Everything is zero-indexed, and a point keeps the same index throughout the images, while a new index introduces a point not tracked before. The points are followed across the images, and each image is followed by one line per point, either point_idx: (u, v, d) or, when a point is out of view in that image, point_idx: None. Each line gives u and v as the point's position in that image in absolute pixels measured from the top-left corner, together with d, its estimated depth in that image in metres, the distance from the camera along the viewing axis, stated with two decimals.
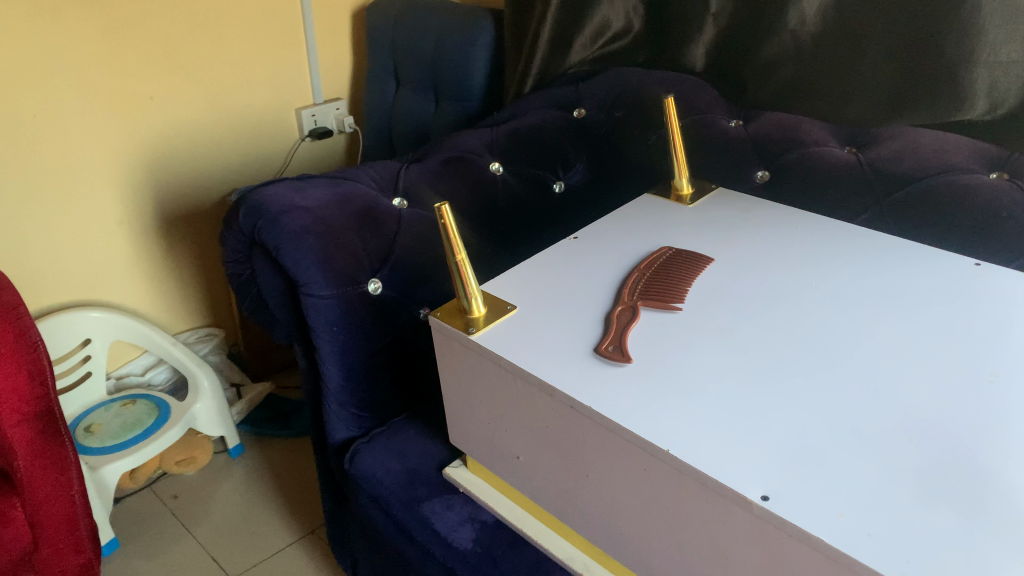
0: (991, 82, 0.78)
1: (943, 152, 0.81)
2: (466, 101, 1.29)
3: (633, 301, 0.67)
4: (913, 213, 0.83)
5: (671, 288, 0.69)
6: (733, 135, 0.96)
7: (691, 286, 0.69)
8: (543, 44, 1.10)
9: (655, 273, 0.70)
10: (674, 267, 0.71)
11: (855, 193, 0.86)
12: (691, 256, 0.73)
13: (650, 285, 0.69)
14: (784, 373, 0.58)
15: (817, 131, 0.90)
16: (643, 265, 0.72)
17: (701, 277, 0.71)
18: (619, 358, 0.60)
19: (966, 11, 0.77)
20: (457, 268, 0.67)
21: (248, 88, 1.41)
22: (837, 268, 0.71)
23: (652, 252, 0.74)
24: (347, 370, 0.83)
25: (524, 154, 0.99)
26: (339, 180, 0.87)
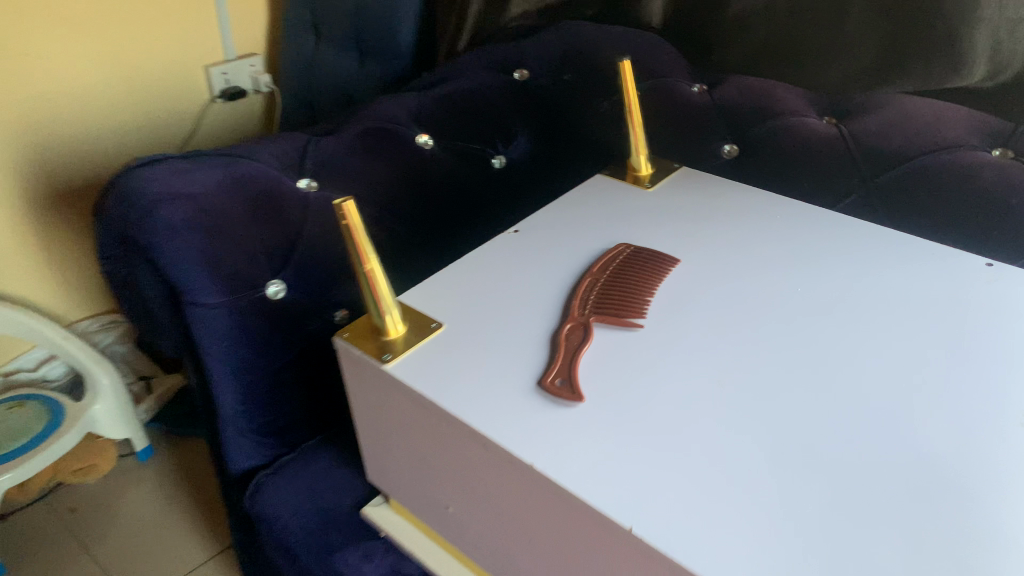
0: (994, 41, 0.68)
1: (938, 123, 0.70)
2: (394, 58, 1.14)
3: (586, 317, 0.55)
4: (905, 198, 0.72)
5: (631, 298, 0.57)
6: (697, 103, 0.84)
7: (654, 294, 0.58)
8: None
9: (611, 279, 0.58)
10: (633, 271, 0.59)
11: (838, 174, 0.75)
12: (653, 255, 0.61)
13: (606, 297, 0.57)
14: (768, 412, 0.47)
15: (793, 98, 0.79)
16: (596, 269, 0.60)
17: (666, 282, 0.59)
18: (569, 395, 0.49)
19: None
20: (366, 279, 0.54)
21: (146, 42, 1.22)
22: (822, 269, 0.59)
23: (607, 253, 0.62)
24: (245, 390, 0.70)
25: (455, 123, 0.86)
26: (233, 158, 0.72)
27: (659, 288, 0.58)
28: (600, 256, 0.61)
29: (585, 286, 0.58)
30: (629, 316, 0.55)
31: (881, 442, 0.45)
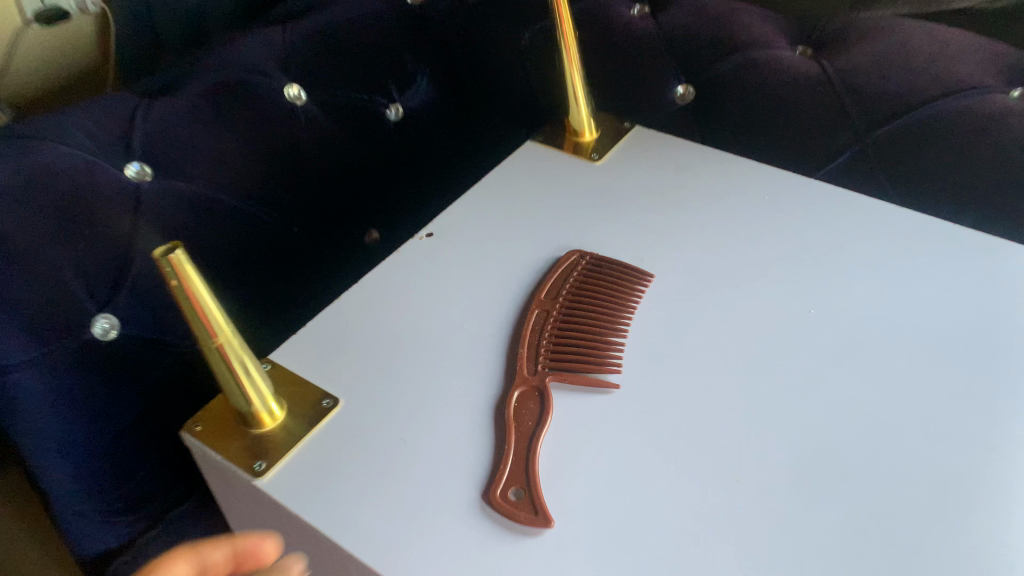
0: None
1: (947, 59, 0.55)
2: None
3: (541, 378, 0.41)
4: (911, 156, 0.56)
5: (594, 344, 0.43)
6: (639, 31, 0.64)
7: (624, 333, 0.44)
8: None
9: (564, 318, 0.44)
10: (596, 297, 0.45)
11: (825, 126, 0.58)
12: (618, 270, 0.47)
13: (565, 340, 0.43)
14: (793, 511, 0.36)
15: (759, 23, 0.61)
16: (543, 298, 0.45)
17: (640, 308, 0.45)
18: (536, 520, 0.35)
19: None
20: (218, 357, 0.37)
21: None
22: (833, 273, 0.46)
23: (561, 266, 0.47)
24: (83, 465, 0.51)
25: (335, 70, 0.64)
26: (16, 140, 0.49)
27: (635, 316, 0.45)
28: (551, 272, 0.47)
29: (537, 320, 0.44)
30: (603, 365, 0.42)
31: (937, 533, 0.34)
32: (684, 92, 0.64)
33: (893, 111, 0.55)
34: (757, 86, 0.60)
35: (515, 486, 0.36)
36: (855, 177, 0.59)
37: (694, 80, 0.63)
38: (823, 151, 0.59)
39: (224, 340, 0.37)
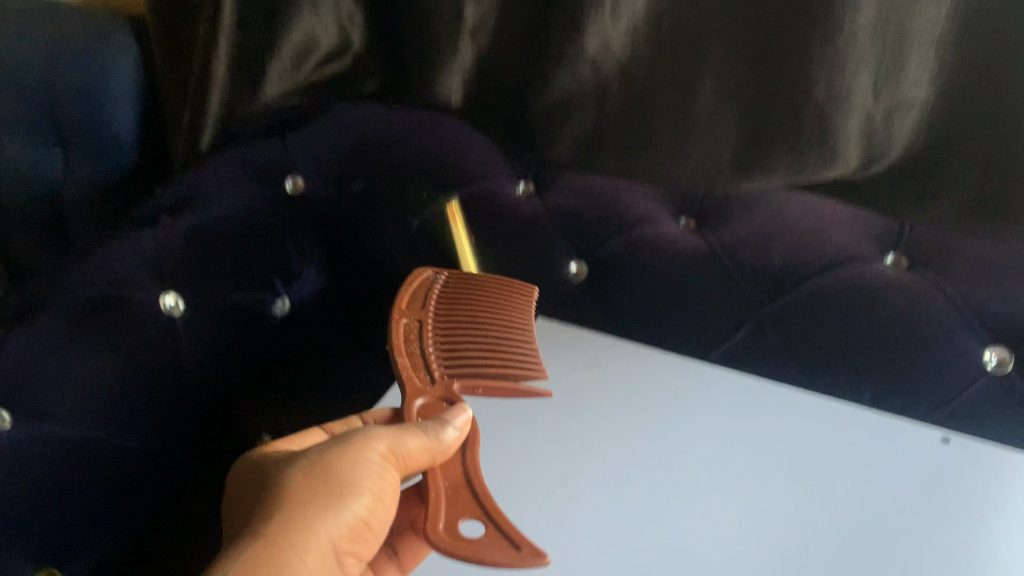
0: (868, 126, 0.58)
1: (820, 237, 0.62)
2: (110, 152, 0.87)
3: (445, 387, 0.54)
4: (803, 327, 0.64)
5: (476, 346, 0.58)
6: (525, 210, 0.71)
7: (483, 314, 0.62)
8: (223, 53, 0.66)
9: (442, 326, 0.59)
10: (462, 304, 0.62)
11: (723, 290, 0.65)
12: (474, 287, 0.64)
13: (452, 357, 0.56)
14: None
15: (642, 198, 0.66)
16: (413, 312, 0.59)
17: (508, 305, 0.64)
18: (527, 556, 0.44)
19: (837, 44, 0.55)
20: None
21: None
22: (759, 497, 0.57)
23: (414, 277, 0.64)
24: None
25: (217, 261, 0.68)
26: None
27: (499, 314, 0.62)
28: (407, 286, 0.62)
29: (405, 334, 0.57)
30: (508, 378, 0.57)
31: None
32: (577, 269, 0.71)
33: (781, 289, 0.64)
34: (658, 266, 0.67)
35: (471, 517, 0.46)
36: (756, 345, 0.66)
37: (585, 258, 0.70)
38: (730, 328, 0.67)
39: None
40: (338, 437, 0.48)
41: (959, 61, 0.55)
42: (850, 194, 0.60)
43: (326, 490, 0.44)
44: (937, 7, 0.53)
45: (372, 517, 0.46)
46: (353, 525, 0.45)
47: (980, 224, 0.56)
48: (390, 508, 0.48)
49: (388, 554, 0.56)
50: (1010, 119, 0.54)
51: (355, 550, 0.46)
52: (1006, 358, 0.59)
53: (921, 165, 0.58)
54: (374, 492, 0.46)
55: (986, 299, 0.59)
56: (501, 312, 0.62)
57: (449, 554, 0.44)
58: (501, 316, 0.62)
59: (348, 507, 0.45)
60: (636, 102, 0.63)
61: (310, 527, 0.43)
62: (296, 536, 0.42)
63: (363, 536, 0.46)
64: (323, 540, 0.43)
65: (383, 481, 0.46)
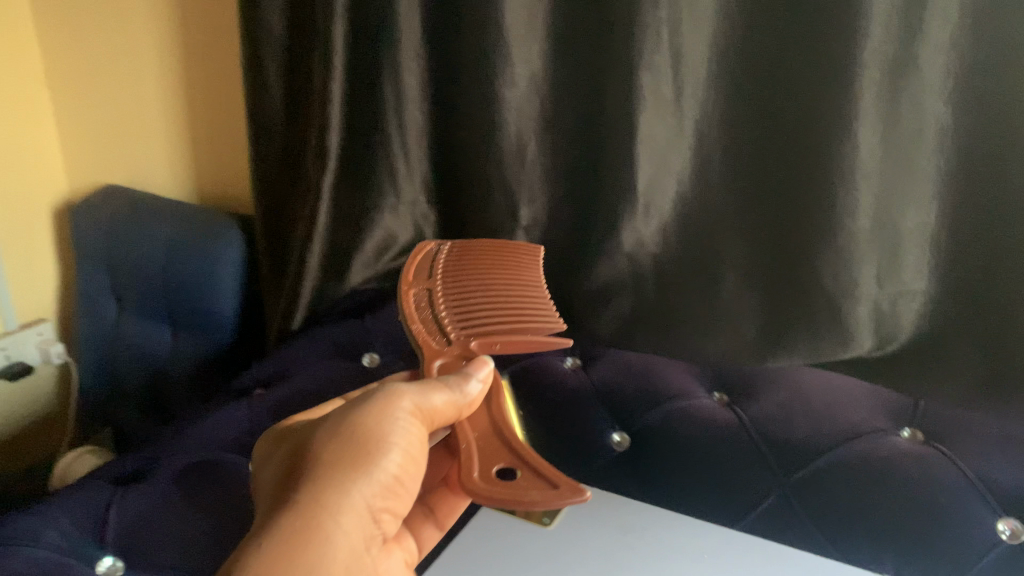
0: (878, 312, 0.64)
1: (839, 408, 0.65)
2: (211, 333, 0.99)
3: (461, 344, 0.51)
4: (844, 503, 0.61)
5: (477, 288, 0.57)
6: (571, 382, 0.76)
7: (489, 273, 0.60)
8: (320, 229, 0.83)
9: (446, 286, 0.58)
10: (470, 269, 0.60)
11: (744, 475, 0.65)
12: (478, 254, 0.63)
13: (464, 315, 0.54)
14: None
15: (676, 376, 0.72)
16: (431, 307, 0.55)
17: (516, 263, 0.63)
18: (565, 492, 0.40)
19: (838, 240, 0.63)
20: None
21: None
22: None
23: (417, 256, 0.61)
24: None
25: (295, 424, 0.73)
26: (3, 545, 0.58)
27: (504, 268, 0.61)
28: (410, 263, 0.60)
29: (416, 304, 0.55)
30: (526, 333, 0.53)
31: None
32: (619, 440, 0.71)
33: (805, 460, 0.63)
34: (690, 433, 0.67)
35: (507, 465, 0.43)
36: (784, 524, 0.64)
37: (625, 431, 0.71)
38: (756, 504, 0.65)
39: None
40: (361, 395, 0.44)
41: (954, 257, 0.61)
42: (863, 372, 0.66)
43: (352, 453, 0.40)
44: (925, 212, 0.61)
45: (405, 473, 0.42)
46: (385, 484, 0.41)
47: (984, 402, 0.61)
48: (424, 464, 0.43)
49: (425, 513, 0.54)
50: (1001, 311, 0.60)
51: (389, 507, 0.42)
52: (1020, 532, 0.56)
53: (929, 350, 0.64)
54: (403, 448, 0.41)
55: (997, 471, 0.58)
56: (509, 275, 0.61)
57: (488, 500, 0.40)
58: (513, 280, 0.60)
59: (378, 468, 0.40)
60: (667, 288, 0.73)
61: (340, 489, 0.39)
62: (320, 511, 0.38)
63: (396, 494, 0.42)
64: (353, 512, 0.39)
65: (411, 436, 0.42)
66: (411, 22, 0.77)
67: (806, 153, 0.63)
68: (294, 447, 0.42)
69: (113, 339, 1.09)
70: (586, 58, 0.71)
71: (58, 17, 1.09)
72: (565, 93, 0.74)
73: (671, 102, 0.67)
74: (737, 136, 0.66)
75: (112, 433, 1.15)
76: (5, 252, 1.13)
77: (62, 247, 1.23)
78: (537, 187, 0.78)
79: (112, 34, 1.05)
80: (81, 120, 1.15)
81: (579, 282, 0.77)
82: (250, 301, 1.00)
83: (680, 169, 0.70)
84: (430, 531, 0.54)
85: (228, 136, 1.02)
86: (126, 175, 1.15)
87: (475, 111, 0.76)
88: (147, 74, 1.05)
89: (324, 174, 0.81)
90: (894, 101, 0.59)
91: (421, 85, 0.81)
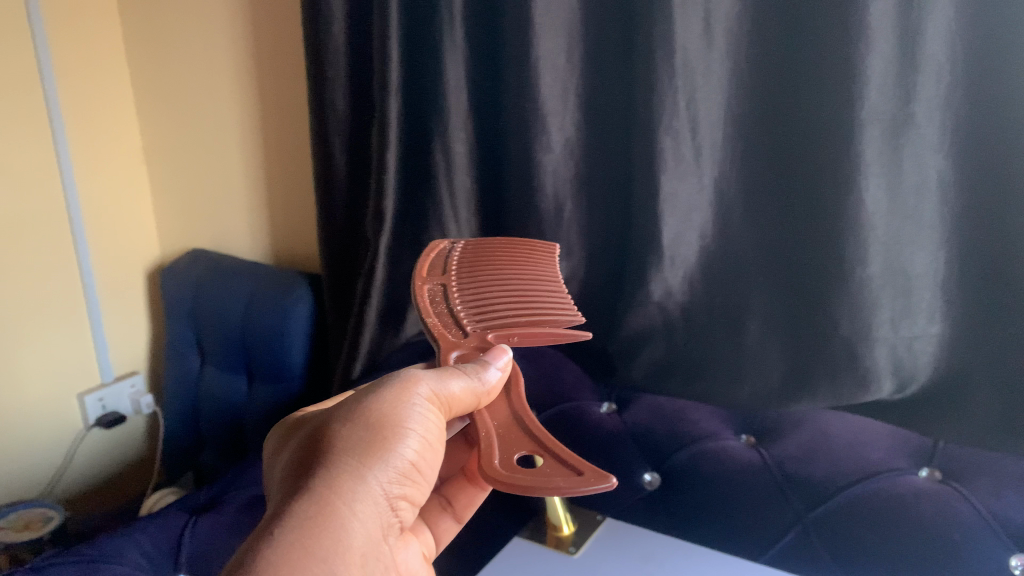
0: (895, 359, 0.66)
1: (858, 448, 0.71)
2: (282, 381, 1.08)
3: (477, 337, 0.52)
4: (852, 536, 0.71)
5: (491, 283, 0.58)
6: (608, 424, 0.86)
7: (506, 271, 0.61)
8: (378, 285, 0.91)
9: (461, 280, 0.59)
10: (486, 267, 0.61)
11: (764, 507, 0.76)
12: (499, 252, 0.65)
13: (480, 308, 0.55)
14: None
15: (705, 418, 0.80)
16: (447, 299, 0.56)
17: (537, 264, 0.64)
18: (592, 479, 0.41)
19: (853, 289, 0.65)
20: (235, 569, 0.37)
21: (42, 360, 1.17)
22: None
23: (430, 254, 0.63)
24: None
25: None
26: (97, 561, 0.74)
27: (523, 268, 0.62)
28: (424, 258, 0.62)
29: (430, 297, 0.56)
30: (545, 325, 0.54)
31: None
32: (651, 479, 0.84)
33: (821, 497, 0.73)
34: (724, 475, 0.78)
35: (529, 451, 0.45)
36: (803, 552, 0.75)
37: (658, 470, 0.83)
38: (774, 534, 0.76)
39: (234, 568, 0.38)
40: (376, 384, 0.48)
41: (966, 306, 0.63)
42: (884, 415, 0.69)
43: (372, 438, 0.45)
44: (933, 259, 0.63)
45: (420, 459, 0.46)
46: (403, 468, 0.45)
47: (1002, 444, 0.63)
48: (438, 450, 0.48)
49: (443, 504, 0.61)
50: (1014, 358, 0.61)
51: (405, 492, 0.46)
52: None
53: (945, 395, 0.66)
54: (419, 434, 0.46)
55: (1010, 509, 0.64)
56: (524, 271, 0.62)
57: (511, 489, 0.40)
58: (527, 276, 0.61)
59: (397, 452, 0.45)
60: (693, 337, 0.77)
61: (359, 477, 0.43)
62: (345, 488, 0.42)
63: (413, 478, 0.46)
64: (374, 490, 0.44)
65: (427, 422, 0.46)
66: (459, 96, 0.85)
67: (817, 206, 0.67)
68: (311, 432, 0.46)
69: (197, 389, 1.20)
70: (618, 125, 0.78)
71: (158, 100, 1.23)
72: (599, 158, 0.80)
73: (692, 164, 0.72)
74: (756, 191, 0.71)
75: (191, 477, 1.24)
76: (105, 310, 1.25)
77: (155, 307, 1.35)
78: (575, 243, 0.84)
79: (204, 113, 1.18)
80: (173, 191, 1.28)
81: (614, 331, 0.81)
82: (319, 352, 1.09)
83: (702, 223, 0.74)
84: (447, 523, 0.60)
85: (300, 202, 1.11)
86: (209, 239, 1.26)
87: (516, 175, 0.83)
88: (233, 148, 1.17)
89: (379, 236, 0.89)
90: (896, 156, 0.63)
91: (468, 151, 0.88)
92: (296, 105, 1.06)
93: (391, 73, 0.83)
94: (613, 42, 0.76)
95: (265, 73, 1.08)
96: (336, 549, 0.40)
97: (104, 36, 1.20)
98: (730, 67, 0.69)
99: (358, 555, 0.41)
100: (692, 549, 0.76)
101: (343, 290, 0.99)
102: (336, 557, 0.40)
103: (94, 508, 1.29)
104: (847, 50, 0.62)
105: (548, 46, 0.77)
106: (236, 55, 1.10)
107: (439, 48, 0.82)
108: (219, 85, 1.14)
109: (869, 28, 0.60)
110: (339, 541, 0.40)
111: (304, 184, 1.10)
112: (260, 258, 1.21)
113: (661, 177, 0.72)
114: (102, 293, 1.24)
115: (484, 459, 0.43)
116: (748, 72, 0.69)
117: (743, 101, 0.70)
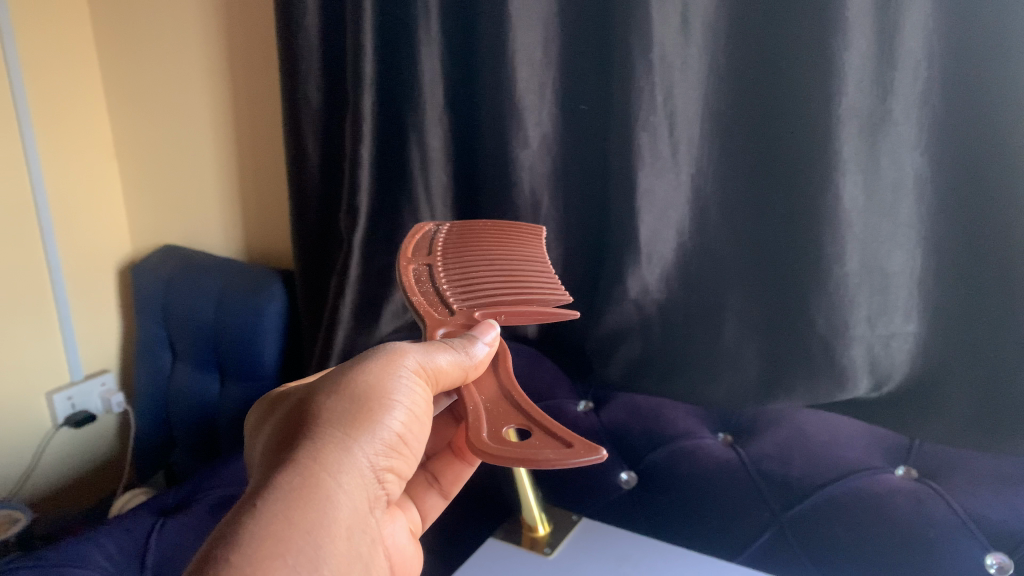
0: (872, 358, 0.66)
1: (833, 446, 0.71)
2: (255, 379, 1.06)
3: (464, 314, 0.51)
4: (827, 535, 0.71)
5: (476, 263, 0.57)
6: (583, 423, 0.86)
7: (491, 251, 0.60)
8: (353, 280, 0.90)
9: (447, 260, 0.58)
10: (473, 247, 0.60)
11: (741, 505, 0.76)
12: (485, 232, 0.64)
13: (467, 287, 0.54)
14: None
15: (683, 417, 0.79)
16: (433, 277, 0.55)
17: (525, 246, 0.63)
18: (582, 451, 0.40)
19: (830, 287, 0.65)
20: (215, 541, 0.36)
21: (8, 360, 1.15)
22: None
23: (415, 234, 0.62)
24: None
25: None
26: (61, 564, 0.72)
27: (510, 250, 0.61)
28: (409, 238, 0.61)
29: (415, 276, 0.55)
30: (533, 304, 0.53)
31: None
32: (627, 478, 0.83)
33: (797, 497, 0.73)
34: (701, 472, 0.78)
35: (517, 425, 0.43)
36: (779, 552, 0.74)
37: (635, 469, 0.83)
38: (749, 533, 0.76)
39: (214, 540, 0.36)
40: (360, 357, 0.47)
41: (943, 306, 0.63)
42: (863, 413, 0.69)
43: (357, 410, 0.43)
44: (910, 257, 0.63)
45: (407, 432, 0.45)
46: (390, 440, 0.44)
47: (977, 443, 0.63)
48: (425, 424, 0.47)
49: (429, 480, 0.60)
50: (990, 358, 0.61)
51: (392, 465, 0.45)
52: (1007, 566, 0.63)
53: (922, 393, 0.65)
54: (406, 406, 0.45)
55: (984, 508, 0.64)
56: (510, 252, 0.60)
57: (499, 460, 0.39)
58: (513, 257, 0.60)
59: (383, 423, 0.44)
60: (671, 335, 0.76)
61: (345, 448, 0.42)
62: (330, 459, 0.41)
63: (399, 451, 0.45)
64: (361, 462, 0.42)
65: (414, 395, 0.45)
66: (435, 90, 0.84)
67: (796, 203, 0.66)
68: (294, 405, 0.45)
69: (168, 388, 1.18)
70: (595, 120, 0.77)
71: (128, 93, 1.21)
72: (576, 155, 0.79)
73: (669, 160, 0.72)
74: (733, 188, 0.71)
75: (163, 476, 1.22)
76: (74, 308, 1.23)
77: (126, 305, 1.32)
78: (551, 239, 0.83)
79: (174, 106, 1.16)
80: (145, 187, 1.25)
81: (591, 327, 0.81)
82: (293, 349, 1.07)
83: (679, 220, 0.74)
84: (434, 500, 0.59)
85: (275, 198, 1.09)
86: (180, 234, 1.24)
87: (492, 171, 0.82)
88: (205, 143, 1.14)
89: (354, 231, 0.87)
90: (874, 153, 0.62)
91: (444, 145, 0.87)
92: (268, 98, 1.04)
93: (365, 67, 0.81)
94: (591, 38, 0.75)
95: (238, 65, 1.06)
96: (321, 521, 0.39)
97: (74, 27, 1.17)
98: (707, 64, 0.69)
99: (344, 527, 0.40)
100: (670, 548, 0.75)
101: (317, 282, 0.98)
102: (322, 528, 0.39)
103: (63, 509, 1.27)
104: (824, 47, 0.61)
105: (525, 42, 0.75)
106: (207, 48, 1.08)
107: (415, 40, 0.81)
108: (191, 78, 1.12)
109: (847, 23, 0.59)
110: (325, 513, 0.39)
111: (277, 179, 1.08)
112: (232, 254, 1.19)
113: (638, 173, 0.72)
114: (71, 291, 1.22)
115: (473, 431, 0.42)
116: (725, 68, 0.68)
117: (720, 99, 0.69)
